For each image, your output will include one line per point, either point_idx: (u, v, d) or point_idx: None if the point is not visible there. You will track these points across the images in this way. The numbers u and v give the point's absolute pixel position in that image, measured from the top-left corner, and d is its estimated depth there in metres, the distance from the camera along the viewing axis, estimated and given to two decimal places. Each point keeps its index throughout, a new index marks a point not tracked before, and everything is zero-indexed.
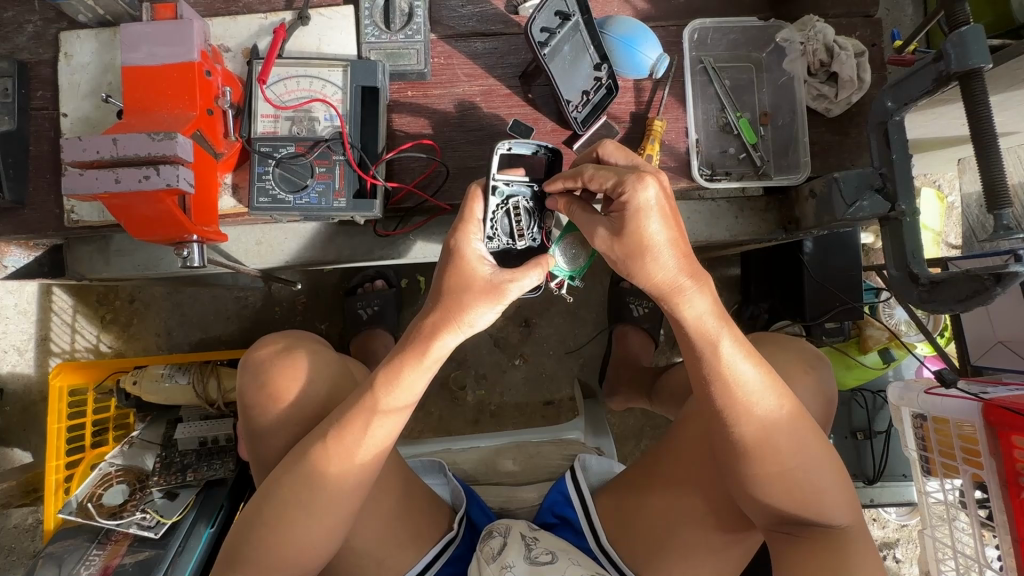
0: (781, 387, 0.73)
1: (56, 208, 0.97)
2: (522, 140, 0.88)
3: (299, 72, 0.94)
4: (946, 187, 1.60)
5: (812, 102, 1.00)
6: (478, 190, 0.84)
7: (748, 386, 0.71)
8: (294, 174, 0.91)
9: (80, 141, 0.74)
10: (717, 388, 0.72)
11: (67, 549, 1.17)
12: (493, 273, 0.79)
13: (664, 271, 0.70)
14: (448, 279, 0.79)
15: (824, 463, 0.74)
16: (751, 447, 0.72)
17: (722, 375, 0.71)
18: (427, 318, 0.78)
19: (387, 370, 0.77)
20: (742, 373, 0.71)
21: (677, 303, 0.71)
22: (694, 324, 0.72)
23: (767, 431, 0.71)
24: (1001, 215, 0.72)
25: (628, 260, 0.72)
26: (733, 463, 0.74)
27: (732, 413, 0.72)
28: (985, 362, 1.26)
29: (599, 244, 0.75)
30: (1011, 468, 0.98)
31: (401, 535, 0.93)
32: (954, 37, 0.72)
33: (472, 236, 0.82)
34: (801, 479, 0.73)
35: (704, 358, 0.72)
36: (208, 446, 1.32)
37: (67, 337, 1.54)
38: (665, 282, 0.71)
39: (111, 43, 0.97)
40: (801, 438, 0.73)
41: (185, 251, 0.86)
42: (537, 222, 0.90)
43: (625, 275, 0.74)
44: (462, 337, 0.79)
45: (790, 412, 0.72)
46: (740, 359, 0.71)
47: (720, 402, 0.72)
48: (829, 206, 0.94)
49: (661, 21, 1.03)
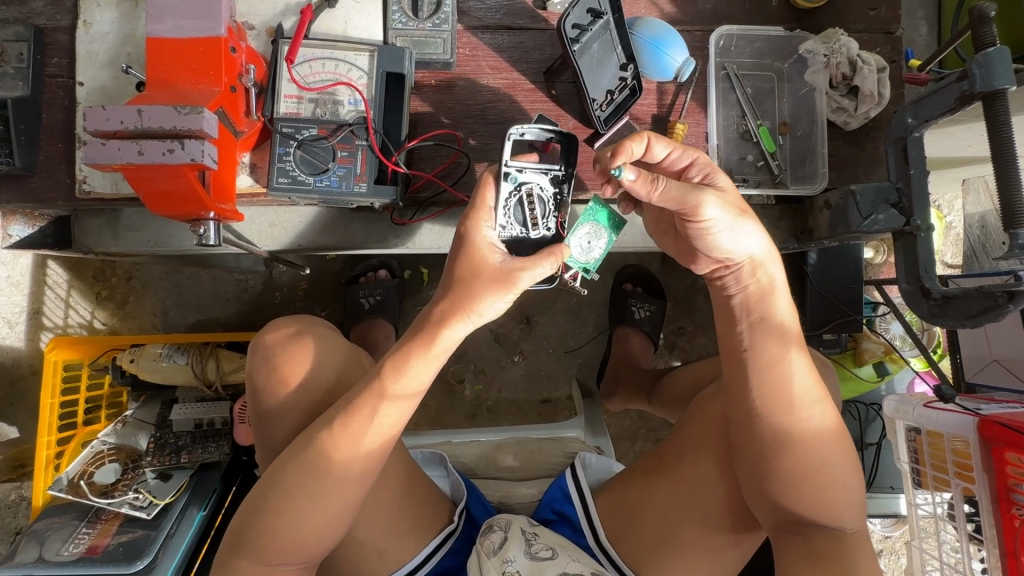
0: (821, 384, 0.75)
1: (67, 177, 0.96)
2: (534, 125, 0.88)
3: (325, 54, 0.93)
4: (945, 208, 1.63)
5: (831, 114, 1.03)
6: (490, 179, 0.84)
7: (800, 376, 0.74)
8: (315, 156, 0.90)
9: (104, 111, 0.73)
10: (777, 384, 0.73)
11: (53, 527, 1.14)
12: (503, 261, 0.79)
13: (759, 239, 0.75)
14: (461, 264, 0.80)
15: (851, 473, 0.75)
16: (788, 446, 0.73)
17: (781, 362, 0.74)
18: (437, 306, 0.78)
19: (396, 357, 0.77)
20: (796, 363, 0.74)
21: (762, 273, 0.77)
22: (773, 313, 0.76)
23: (805, 431, 0.73)
24: (1017, 235, 0.75)
25: (741, 213, 0.74)
26: (762, 463, 0.75)
27: (782, 403, 0.73)
28: (979, 379, 1.29)
29: (713, 210, 0.72)
30: (1003, 483, 1.00)
31: (404, 524, 0.93)
32: (980, 58, 0.74)
33: (482, 223, 0.83)
34: (829, 487, 0.74)
35: (765, 345, 0.74)
36: (203, 428, 1.30)
37: (60, 312, 1.51)
38: (756, 255, 0.76)
39: (132, 14, 0.96)
40: (832, 441, 0.74)
41: (202, 229, 0.86)
42: (550, 210, 0.90)
43: (721, 244, 0.75)
44: (471, 326, 0.77)
45: (833, 422, 0.75)
46: (795, 349, 0.75)
47: (775, 399, 0.73)
48: (843, 218, 0.96)
49: (686, 25, 1.05)
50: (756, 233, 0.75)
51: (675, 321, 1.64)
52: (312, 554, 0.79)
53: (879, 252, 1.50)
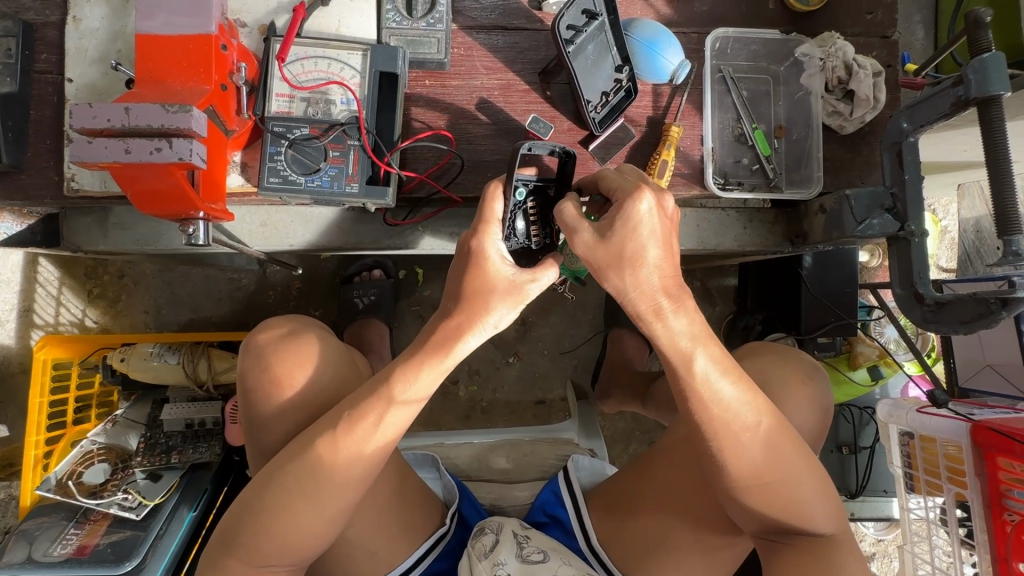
0: (762, 402, 0.72)
1: (56, 175, 0.95)
2: (541, 140, 0.83)
3: (317, 53, 0.92)
4: (941, 212, 1.63)
5: (827, 118, 1.02)
6: (498, 187, 0.78)
7: (722, 404, 0.70)
8: (307, 156, 0.89)
9: (91, 108, 0.72)
10: (695, 405, 0.70)
11: (41, 526, 1.13)
12: (516, 275, 0.75)
13: (647, 285, 0.67)
14: (467, 282, 0.75)
15: (809, 475, 0.74)
16: (727, 460, 0.72)
17: (698, 394, 0.69)
18: (448, 319, 0.75)
19: (404, 364, 0.76)
20: (716, 385, 0.69)
21: (652, 325, 0.68)
22: (670, 344, 0.68)
23: (741, 445, 0.71)
24: (1011, 241, 0.75)
25: (608, 260, 0.67)
26: (716, 475, 0.74)
27: (710, 429, 0.71)
28: (973, 384, 1.29)
29: (579, 248, 0.69)
30: (996, 489, 1.00)
31: (394, 528, 0.92)
32: (976, 63, 0.73)
33: (493, 235, 0.76)
34: (781, 492, 0.73)
35: (673, 371, 0.70)
36: (194, 428, 1.29)
37: (51, 310, 1.50)
38: (642, 302, 0.67)
39: (123, 10, 0.95)
40: (773, 450, 0.72)
41: (191, 228, 0.85)
42: (552, 222, 0.88)
43: (601, 286, 0.70)
44: (482, 338, 0.76)
45: (769, 429, 0.71)
46: (717, 377, 0.69)
47: (698, 418, 0.71)
48: (838, 222, 0.94)
49: (683, 27, 1.04)
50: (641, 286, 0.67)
51: None
52: (302, 556, 0.78)
53: (875, 257, 1.50)
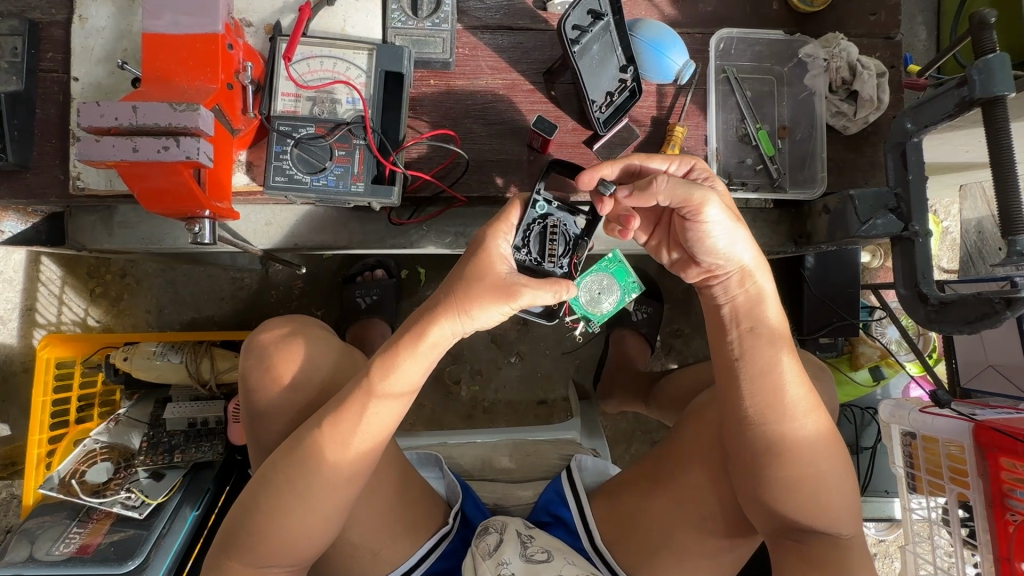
0: (814, 392, 0.76)
1: (61, 173, 0.95)
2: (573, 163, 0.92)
3: (323, 52, 0.92)
4: (942, 213, 1.64)
5: (830, 119, 1.03)
6: (517, 206, 0.85)
7: (791, 385, 0.75)
8: (313, 155, 0.90)
9: (99, 107, 0.72)
10: (764, 380, 0.75)
11: (44, 525, 1.13)
12: (510, 274, 0.79)
13: (750, 248, 0.76)
14: (467, 269, 0.80)
15: (841, 471, 0.76)
16: (773, 447, 0.74)
17: (765, 371, 0.75)
18: (432, 302, 0.79)
19: (383, 357, 0.77)
20: (788, 369, 0.75)
21: (750, 284, 0.77)
22: (749, 309, 0.77)
23: (793, 431, 0.74)
24: (1015, 242, 0.76)
25: (739, 220, 0.75)
26: (753, 466, 0.75)
27: (768, 410, 0.74)
28: (975, 385, 1.29)
29: (715, 211, 0.72)
30: (998, 488, 1.00)
31: (397, 527, 0.92)
32: (980, 63, 0.74)
33: (502, 236, 0.83)
34: (817, 484, 0.74)
35: (747, 352, 0.76)
36: (197, 427, 1.28)
37: (53, 310, 1.50)
38: (751, 260, 0.76)
39: (128, 9, 0.95)
40: (821, 440, 0.75)
41: (196, 227, 0.84)
42: (569, 249, 0.94)
43: (721, 250, 0.75)
44: (458, 330, 0.79)
45: (823, 414, 0.76)
46: (784, 357, 0.75)
47: (762, 400, 0.74)
48: (842, 222, 0.94)
49: (687, 28, 1.05)
50: (746, 245, 0.75)
51: (672, 322, 1.63)
52: (302, 556, 0.78)
53: (876, 257, 1.50)
